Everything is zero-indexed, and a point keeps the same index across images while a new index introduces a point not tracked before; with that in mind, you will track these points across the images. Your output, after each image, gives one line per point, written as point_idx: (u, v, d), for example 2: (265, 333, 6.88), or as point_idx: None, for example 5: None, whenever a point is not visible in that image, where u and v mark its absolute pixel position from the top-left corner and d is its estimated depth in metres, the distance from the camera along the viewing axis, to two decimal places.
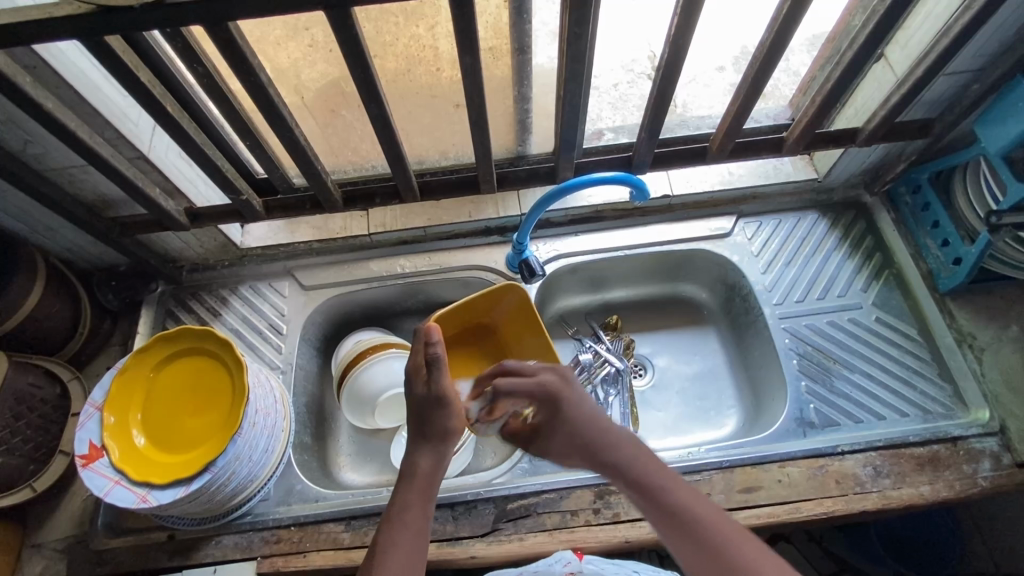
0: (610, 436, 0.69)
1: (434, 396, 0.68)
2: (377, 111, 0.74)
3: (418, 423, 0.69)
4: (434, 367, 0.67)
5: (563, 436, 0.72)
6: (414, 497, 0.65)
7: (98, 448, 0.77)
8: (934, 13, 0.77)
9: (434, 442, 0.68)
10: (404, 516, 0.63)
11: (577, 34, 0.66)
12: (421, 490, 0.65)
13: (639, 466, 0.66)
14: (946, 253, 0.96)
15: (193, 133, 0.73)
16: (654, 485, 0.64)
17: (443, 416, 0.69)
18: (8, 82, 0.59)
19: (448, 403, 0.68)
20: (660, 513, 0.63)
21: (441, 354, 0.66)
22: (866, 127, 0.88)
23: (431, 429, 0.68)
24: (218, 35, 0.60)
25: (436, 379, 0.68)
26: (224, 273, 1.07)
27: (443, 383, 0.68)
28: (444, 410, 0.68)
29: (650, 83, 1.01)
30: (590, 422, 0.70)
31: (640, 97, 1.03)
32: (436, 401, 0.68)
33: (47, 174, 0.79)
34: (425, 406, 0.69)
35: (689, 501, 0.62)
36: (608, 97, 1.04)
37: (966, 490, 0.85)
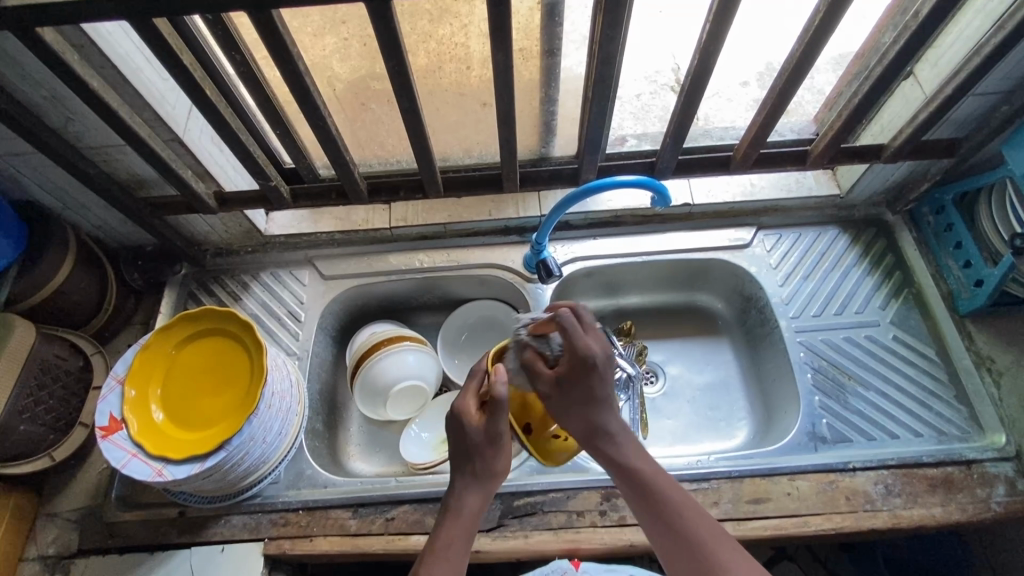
0: (603, 421, 0.70)
1: (489, 437, 0.68)
2: (408, 105, 0.75)
3: (466, 462, 0.70)
4: (493, 410, 0.68)
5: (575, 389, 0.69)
6: (460, 535, 0.66)
7: (118, 421, 0.78)
8: (968, 32, 0.76)
9: (484, 480, 0.69)
10: (448, 552, 0.65)
11: (610, 36, 0.67)
12: (465, 528, 0.67)
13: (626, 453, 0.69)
14: (968, 274, 0.96)
15: (228, 118, 0.75)
16: (642, 477, 0.68)
17: (492, 457, 0.69)
18: (56, 57, 0.61)
19: (500, 445, 0.69)
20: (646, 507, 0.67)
21: (503, 396, 0.67)
22: (891, 144, 0.88)
23: (480, 471, 0.69)
24: (261, 24, 0.62)
25: (495, 419, 0.68)
26: (247, 259, 1.09)
27: (500, 427, 0.68)
28: (498, 452, 0.69)
29: (672, 95, 1.02)
30: (588, 397, 0.69)
31: (662, 109, 1.04)
32: (489, 442, 0.68)
33: (85, 152, 0.81)
34: (477, 446, 0.69)
35: (670, 496, 0.66)
36: (630, 106, 1.05)
37: (979, 514, 0.84)
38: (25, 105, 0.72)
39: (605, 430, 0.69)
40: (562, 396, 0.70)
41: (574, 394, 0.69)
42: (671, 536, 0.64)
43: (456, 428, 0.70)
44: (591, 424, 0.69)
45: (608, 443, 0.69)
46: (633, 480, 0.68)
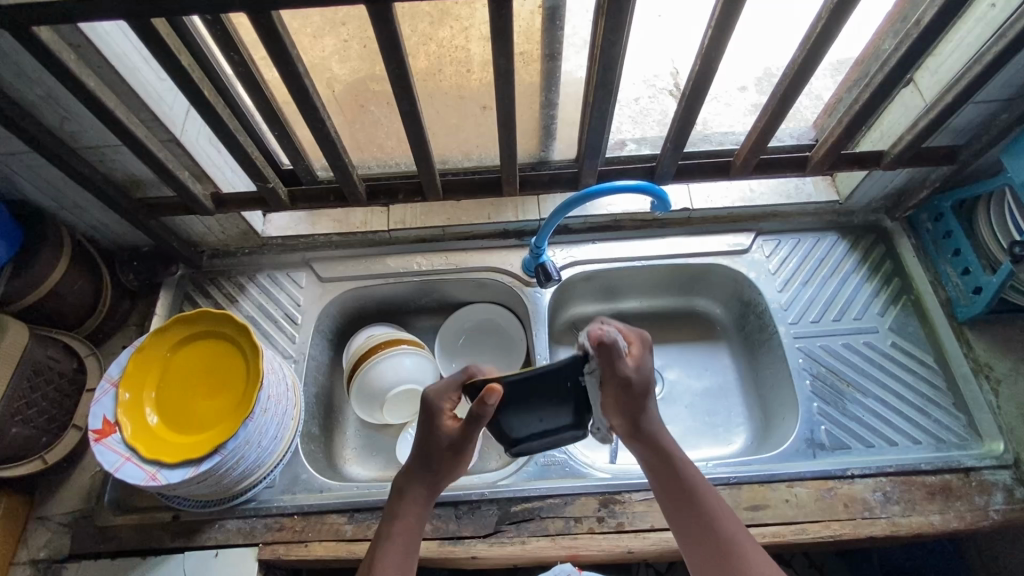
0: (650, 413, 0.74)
1: (457, 444, 0.72)
2: (408, 107, 0.74)
3: (426, 461, 0.73)
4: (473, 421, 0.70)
5: (638, 383, 0.71)
6: (406, 525, 0.71)
7: (112, 424, 0.77)
8: (968, 40, 0.77)
9: (434, 480, 0.74)
10: (394, 542, 0.70)
11: (611, 40, 0.67)
12: (412, 520, 0.71)
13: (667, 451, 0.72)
14: (967, 282, 0.96)
15: (226, 119, 0.74)
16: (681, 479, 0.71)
17: (450, 459, 0.73)
18: (52, 56, 0.61)
19: (464, 450, 0.73)
20: (683, 510, 0.70)
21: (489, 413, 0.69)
22: (891, 151, 0.88)
23: (437, 470, 0.73)
24: (259, 25, 0.61)
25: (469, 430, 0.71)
26: (243, 261, 1.08)
27: (472, 437, 0.72)
28: (458, 453, 0.73)
29: (672, 100, 1.02)
30: (647, 387, 0.72)
31: (660, 113, 1.03)
32: (453, 445, 0.73)
33: (81, 152, 0.81)
34: (441, 447, 0.73)
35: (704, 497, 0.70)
36: (629, 110, 1.04)
37: (977, 522, 0.83)
38: (21, 104, 0.71)
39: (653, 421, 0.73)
40: (633, 385, 0.71)
41: (643, 378, 0.71)
42: (701, 529, 0.68)
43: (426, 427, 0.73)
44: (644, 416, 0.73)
45: (654, 432, 0.73)
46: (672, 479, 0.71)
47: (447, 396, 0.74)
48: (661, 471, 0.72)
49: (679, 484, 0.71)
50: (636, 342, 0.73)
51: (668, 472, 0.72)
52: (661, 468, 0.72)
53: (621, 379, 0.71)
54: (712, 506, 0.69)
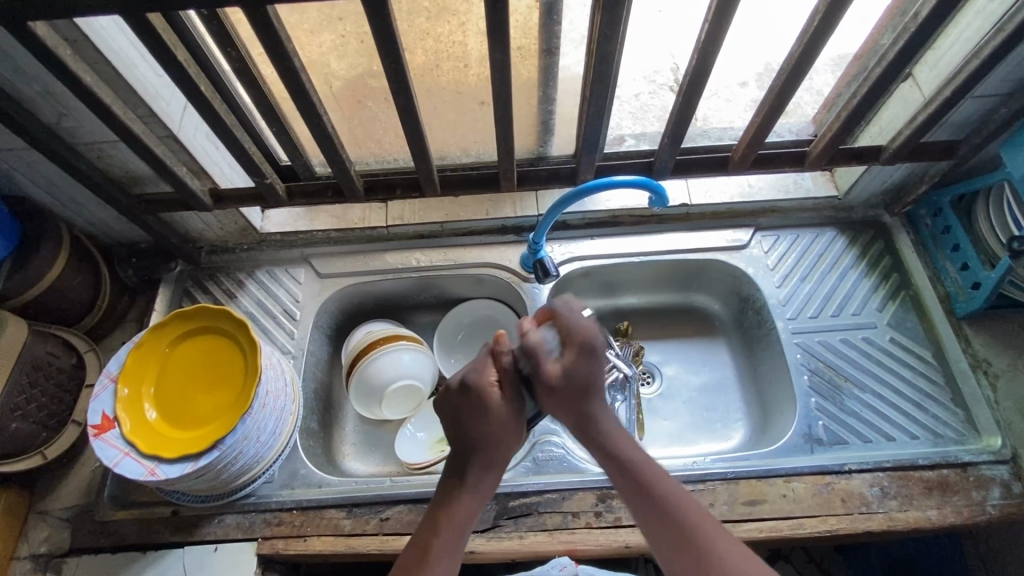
0: (596, 409, 0.70)
1: (513, 410, 0.70)
2: (404, 103, 0.74)
3: (484, 441, 0.67)
4: (512, 376, 0.71)
5: (577, 380, 0.70)
6: (473, 505, 0.67)
7: (111, 419, 0.78)
8: (967, 34, 0.76)
9: (497, 461, 0.69)
10: (465, 525, 0.65)
11: (608, 35, 0.66)
12: (477, 499, 0.67)
13: (618, 440, 0.68)
14: (965, 277, 0.96)
15: (223, 115, 0.74)
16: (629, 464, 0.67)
17: (510, 431, 0.69)
18: (48, 52, 0.61)
19: (520, 417, 0.70)
20: (639, 500, 0.65)
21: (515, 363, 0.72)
22: (889, 146, 0.88)
23: (499, 446, 0.68)
24: (255, 20, 0.61)
25: (513, 387, 0.71)
26: (242, 257, 1.08)
27: (520, 395, 0.71)
28: (517, 422, 0.70)
29: (672, 95, 1.02)
30: (585, 386, 0.70)
31: (660, 109, 1.04)
32: (509, 413, 0.69)
33: (78, 148, 0.81)
34: (499, 421, 0.68)
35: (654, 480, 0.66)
36: (629, 106, 1.05)
37: (974, 517, 0.84)
38: (18, 100, 0.71)
39: (598, 415, 0.70)
40: (562, 386, 0.70)
41: (574, 378, 0.70)
42: (654, 514, 0.64)
43: (475, 404, 0.69)
44: (587, 413, 0.70)
45: (599, 428, 0.69)
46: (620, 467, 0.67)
47: (484, 373, 0.71)
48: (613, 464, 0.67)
49: (626, 470, 0.66)
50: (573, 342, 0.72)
51: (620, 461, 0.67)
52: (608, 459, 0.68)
53: (548, 381, 0.70)
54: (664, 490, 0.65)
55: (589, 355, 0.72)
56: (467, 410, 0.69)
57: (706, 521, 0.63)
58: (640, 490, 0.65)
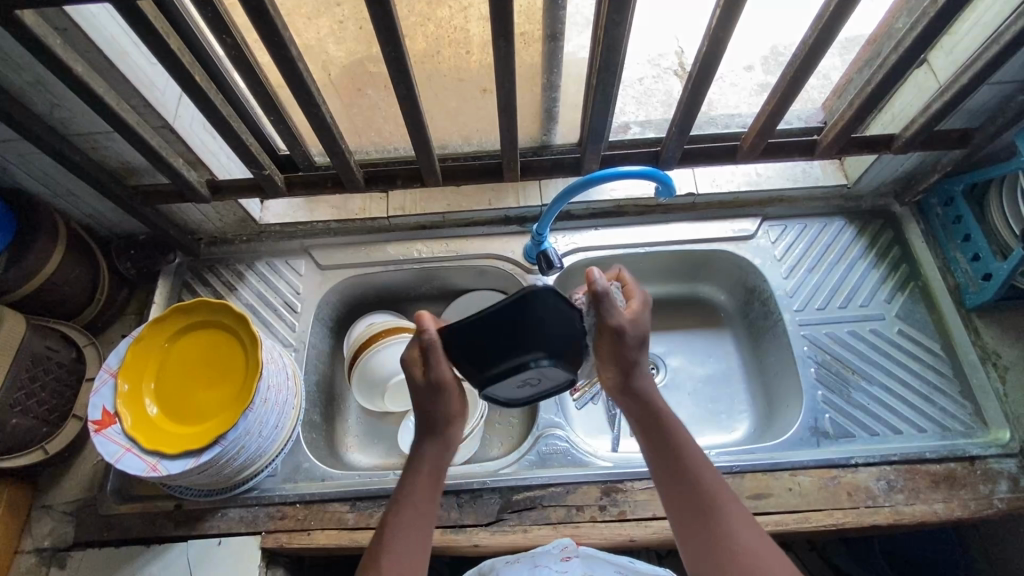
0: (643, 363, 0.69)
1: (433, 386, 0.67)
2: (405, 92, 0.72)
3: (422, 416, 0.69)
4: (431, 357, 0.66)
5: (638, 330, 0.67)
6: (423, 482, 0.67)
7: (111, 414, 0.77)
8: (985, 19, 0.74)
9: (439, 432, 0.69)
10: (413, 499, 0.66)
11: (616, 21, 0.64)
12: (427, 477, 0.67)
13: (655, 411, 0.68)
14: (976, 268, 0.95)
15: (219, 105, 0.72)
16: (666, 433, 0.67)
17: (442, 406, 0.68)
18: (37, 41, 0.58)
19: (447, 390, 0.68)
20: (663, 464, 0.66)
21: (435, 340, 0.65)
22: (903, 134, 0.85)
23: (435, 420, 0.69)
24: (251, 7, 0.58)
25: (433, 365, 0.66)
26: (242, 248, 1.07)
27: (440, 373, 0.66)
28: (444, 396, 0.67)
29: (676, 80, 1.01)
30: (643, 338, 0.68)
31: (665, 94, 1.02)
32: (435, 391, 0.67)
33: (72, 139, 0.79)
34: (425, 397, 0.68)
35: (687, 452, 0.66)
36: (633, 91, 1.03)
37: (981, 510, 0.83)
38: (8, 90, 0.69)
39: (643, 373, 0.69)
40: (627, 337, 0.67)
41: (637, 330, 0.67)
42: (679, 482, 0.65)
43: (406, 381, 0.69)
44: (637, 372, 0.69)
45: (642, 389, 0.69)
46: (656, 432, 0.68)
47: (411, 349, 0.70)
48: (649, 427, 0.68)
49: (663, 435, 0.67)
50: (636, 294, 0.71)
51: (656, 433, 0.67)
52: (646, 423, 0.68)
53: (620, 325, 0.66)
54: (695, 461, 0.66)
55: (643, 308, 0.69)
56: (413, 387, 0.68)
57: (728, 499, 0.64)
58: (673, 468, 0.65)
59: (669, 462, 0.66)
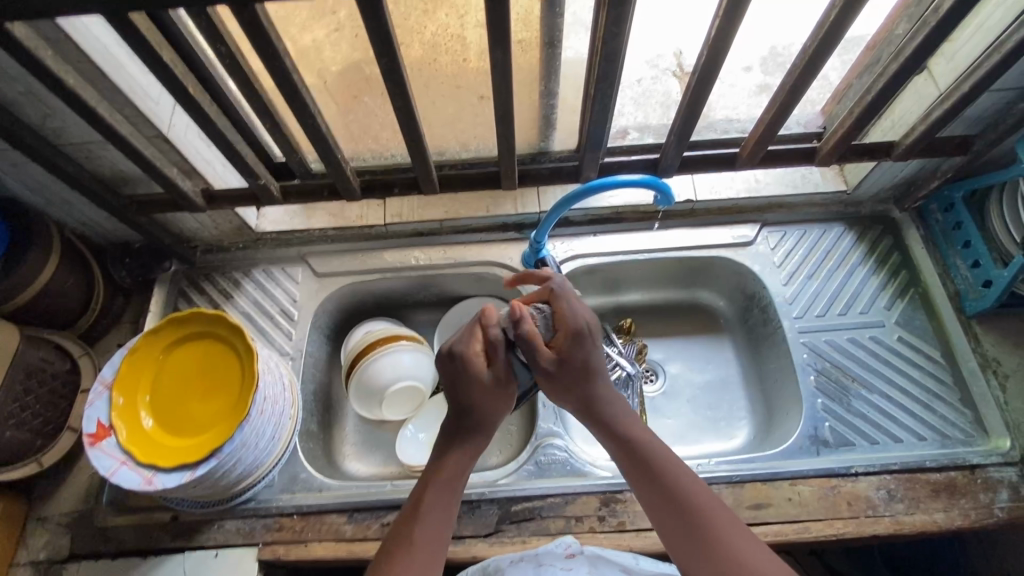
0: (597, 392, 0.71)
1: (498, 381, 0.70)
2: (401, 103, 0.71)
3: (459, 420, 0.69)
4: (494, 348, 0.70)
5: (570, 364, 0.71)
6: (446, 493, 0.65)
7: (106, 427, 0.76)
8: (985, 26, 0.73)
9: (480, 429, 0.69)
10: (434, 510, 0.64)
11: (615, 33, 0.63)
12: (450, 486, 0.65)
13: (624, 426, 0.69)
14: (976, 274, 0.94)
15: (213, 116, 0.71)
16: (638, 447, 0.67)
17: (493, 405, 0.70)
18: (27, 54, 0.57)
19: (509, 385, 0.70)
20: (642, 479, 0.65)
21: (500, 337, 0.71)
22: (903, 141, 0.85)
23: (477, 422, 0.69)
24: (244, 20, 0.57)
25: (497, 360, 0.70)
26: (238, 256, 1.06)
27: (506, 364, 0.70)
28: (500, 395, 0.70)
29: (673, 81, 1.00)
30: (584, 369, 0.71)
31: (663, 95, 1.02)
32: (494, 385, 0.69)
33: (65, 149, 0.78)
34: (482, 396, 0.69)
35: (661, 459, 0.66)
36: (632, 92, 1.03)
37: (981, 520, 0.83)
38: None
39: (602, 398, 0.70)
40: (560, 370, 0.70)
41: (569, 364, 0.71)
42: (658, 491, 0.64)
43: (454, 371, 0.70)
44: (587, 399, 0.70)
45: (608, 411, 0.70)
46: (629, 448, 0.67)
47: (472, 338, 0.72)
48: (619, 443, 0.68)
49: (635, 449, 0.67)
50: (565, 328, 0.72)
51: (632, 452, 0.67)
52: (617, 443, 0.68)
53: (546, 366, 0.70)
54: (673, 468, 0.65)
55: (579, 338, 0.72)
56: (472, 380, 0.69)
57: (712, 501, 0.63)
58: (656, 486, 0.64)
59: (646, 476, 0.65)
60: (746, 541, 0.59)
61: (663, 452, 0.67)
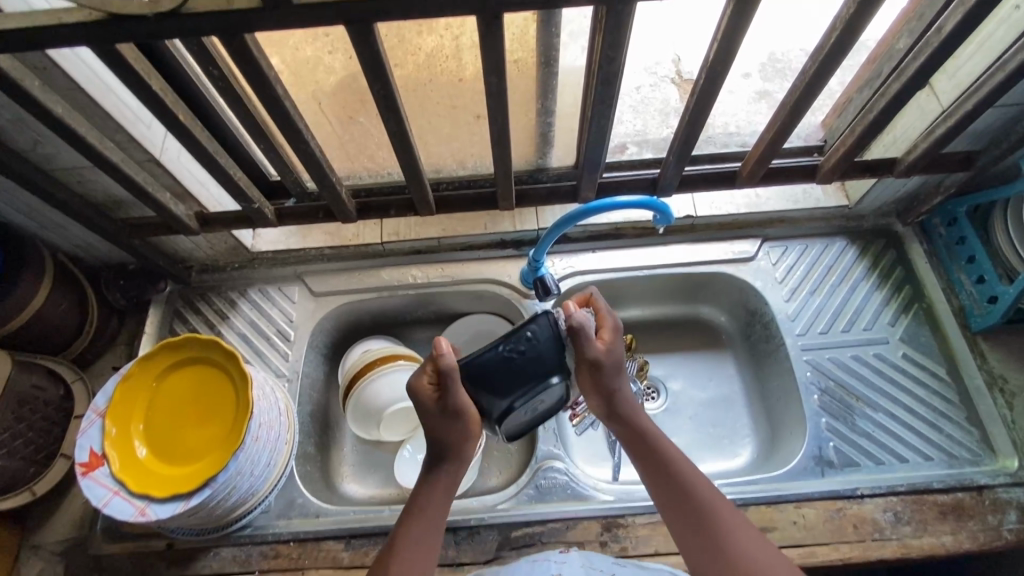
0: (626, 391, 0.71)
1: (453, 413, 0.67)
2: (395, 128, 0.69)
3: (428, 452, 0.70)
4: (448, 381, 0.66)
5: (614, 358, 0.69)
6: (420, 525, 0.66)
7: (99, 456, 0.75)
8: (988, 44, 0.72)
9: (453, 458, 0.69)
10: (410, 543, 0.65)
11: (610, 57, 0.61)
12: (423, 519, 0.67)
13: (639, 424, 0.70)
14: (981, 290, 0.93)
15: (204, 142, 0.70)
16: (652, 445, 0.69)
17: (455, 435, 0.68)
18: (14, 85, 0.56)
19: (465, 415, 0.68)
20: (655, 475, 0.68)
21: (451, 365, 0.66)
22: (906, 158, 0.83)
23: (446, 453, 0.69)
24: (232, 51, 0.56)
25: (449, 392, 0.67)
26: (233, 276, 1.05)
27: (457, 397, 0.67)
28: (461, 426, 0.68)
29: (673, 87, 1.02)
30: (620, 364, 0.70)
31: (662, 102, 1.02)
32: (451, 418, 0.68)
33: (58, 174, 0.77)
34: (441, 429, 0.68)
35: (673, 457, 0.68)
36: (631, 99, 1.02)
37: (989, 542, 0.81)
38: None
39: (627, 399, 0.71)
40: (605, 365, 0.69)
41: (614, 358, 0.69)
42: (669, 488, 0.66)
43: (415, 406, 0.70)
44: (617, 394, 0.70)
45: (626, 411, 0.71)
46: (643, 446, 0.69)
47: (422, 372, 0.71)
48: (634, 441, 0.70)
49: (649, 446, 0.69)
50: (606, 325, 0.71)
51: (646, 450, 0.69)
52: (632, 439, 0.70)
53: (594, 358, 0.68)
54: (683, 466, 0.67)
55: (620, 334, 0.71)
56: (425, 414, 0.69)
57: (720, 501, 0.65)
58: (668, 483, 0.67)
59: (659, 472, 0.67)
60: (752, 541, 0.62)
61: (676, 450, 0.69)
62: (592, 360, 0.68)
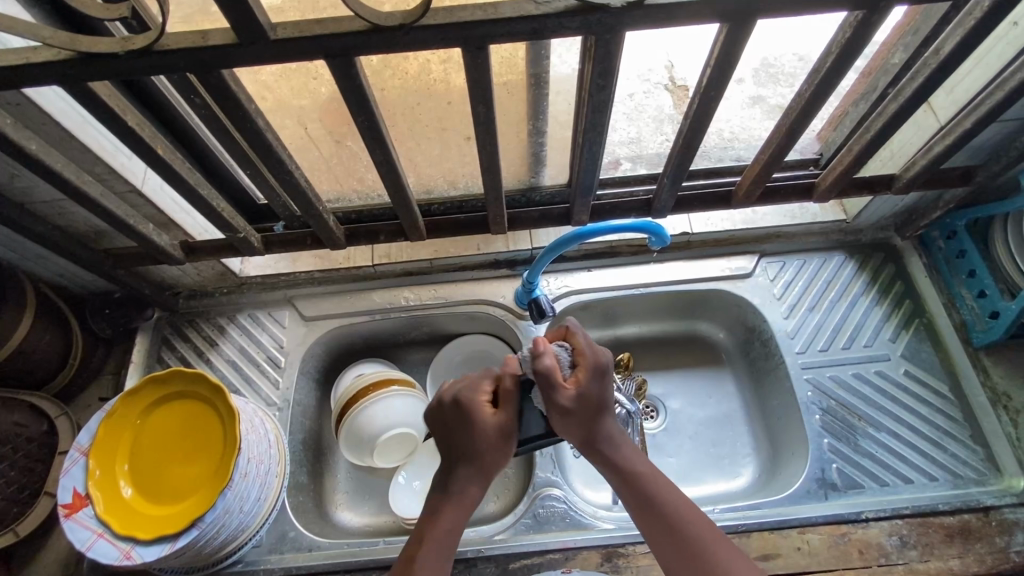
0: (607, 427, 0.69)
1: (500, 433, 0.67)
2: (382, 157, 0.68)
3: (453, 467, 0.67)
4: (506, 402, 0.68)
5: (589, 401, 0.67)
6: (437, 545, 0.63)
7: (83, 497, 0.73)
8: (986, 59, 0.71)
9: (479, 475, 0.67)
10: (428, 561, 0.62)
11: (600, 85, 0.59)
12: (444, 537, 0.63)
13: (623, 459, 0.68)
14: (983, 305, 0.91)
15: (186, 174, 0.68)
16: (638, 479, 0.66)
17: (492, 453, 0.67)
18: None
19: (508, 440, 0.68)
20: (643, 511, 0.65)
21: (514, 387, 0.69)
22: (904, 175, 0.82)
23: (476, 467, 0.66)
24: (208, 86, 0.54)
25: (507, 414, 0.68)
26: (222, 301, 1.03)
27: (512, 420, 0.68)
28: (500, 445, 0.67)
29: (666, 94, 1.00)
30: (599, 405, 0.68)
31: (655, 109, 1.00)
32: (492, 436, 0.67)
33: (36, 206, 0.75)
34: (481, 442, 0.67)
35: (659, 490, 0.65)
36: (624, 107, 1.01)
37: (998, 566, 0.79)
38: None
39: (609, 435, 0.68)
40: (576, 408, 0.67)
41: (587, 399, 0.67)
42: (657, 524, 0.63)
43: (454, 418, 0.69)
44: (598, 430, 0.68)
45: (610, 448, 0.68)
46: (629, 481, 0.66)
47: (479, 389, 0.70)
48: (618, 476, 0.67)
49: (635, 481, 0.66)
50: (584, 363, 0.69)
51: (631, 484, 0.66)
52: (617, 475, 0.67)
53: (563, 405, 0.66)
54: (671, 499, 0.65)
55: (599, 373, 0.69)
56: (466, 428, 0.67)
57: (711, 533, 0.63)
58: (656, 519, 0.64)
59: (646, 508, 0.64)
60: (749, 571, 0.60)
61: (663, 485, 0.66)
62: (559, 404, 0.66)
